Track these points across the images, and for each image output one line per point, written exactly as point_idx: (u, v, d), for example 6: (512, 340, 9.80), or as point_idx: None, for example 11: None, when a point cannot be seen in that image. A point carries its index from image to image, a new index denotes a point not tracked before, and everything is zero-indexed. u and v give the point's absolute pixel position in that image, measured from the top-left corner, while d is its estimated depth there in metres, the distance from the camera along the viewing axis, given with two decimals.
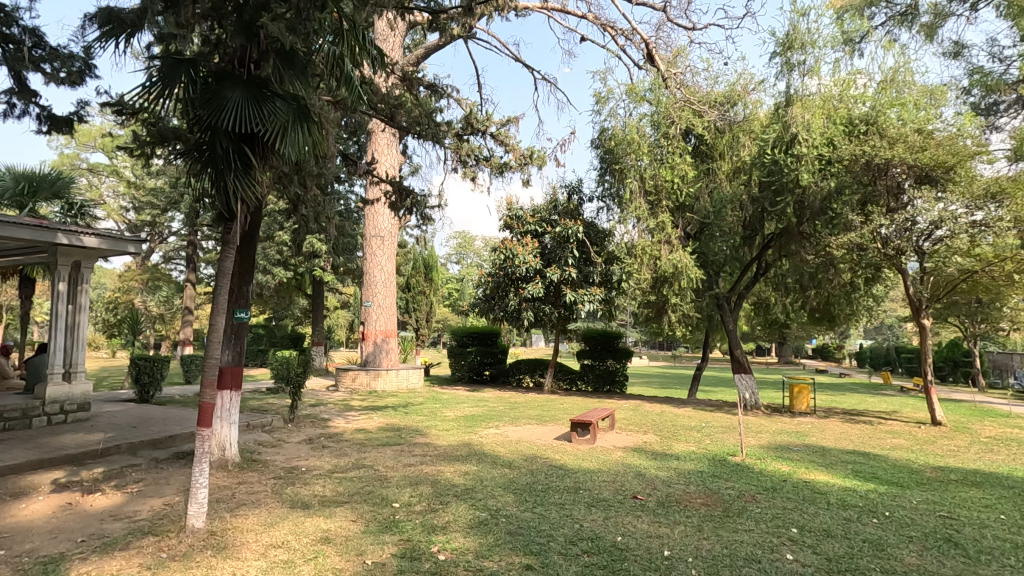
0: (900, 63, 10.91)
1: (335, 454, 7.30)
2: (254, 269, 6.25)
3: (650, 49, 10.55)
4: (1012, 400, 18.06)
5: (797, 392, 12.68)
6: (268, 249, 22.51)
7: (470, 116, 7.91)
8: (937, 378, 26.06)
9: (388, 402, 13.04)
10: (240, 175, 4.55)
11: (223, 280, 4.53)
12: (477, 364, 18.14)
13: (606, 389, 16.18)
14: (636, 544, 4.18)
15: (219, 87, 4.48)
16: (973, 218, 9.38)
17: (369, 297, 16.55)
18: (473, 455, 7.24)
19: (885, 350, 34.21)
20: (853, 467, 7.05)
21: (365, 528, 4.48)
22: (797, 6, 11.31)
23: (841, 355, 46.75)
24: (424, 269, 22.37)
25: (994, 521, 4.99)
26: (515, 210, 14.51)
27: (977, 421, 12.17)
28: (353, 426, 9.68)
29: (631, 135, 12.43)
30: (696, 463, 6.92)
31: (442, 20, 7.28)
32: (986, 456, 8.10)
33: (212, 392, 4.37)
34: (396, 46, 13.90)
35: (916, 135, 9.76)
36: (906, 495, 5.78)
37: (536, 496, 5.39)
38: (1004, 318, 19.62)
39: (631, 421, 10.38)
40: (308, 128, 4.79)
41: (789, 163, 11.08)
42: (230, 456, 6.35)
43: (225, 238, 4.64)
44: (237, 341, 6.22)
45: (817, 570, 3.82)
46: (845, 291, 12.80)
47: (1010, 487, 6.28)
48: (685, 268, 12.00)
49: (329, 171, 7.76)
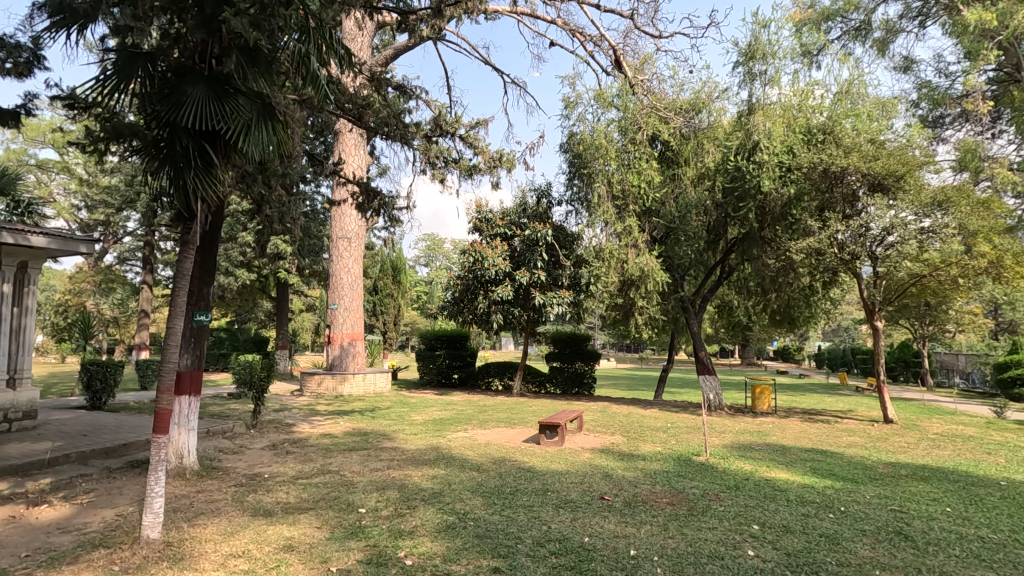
0: (854, 75, 11.38)
1: (300, 460, 7.15)
2: (215, 270, 6.06)
3: (618, 56, 10.75)
4: (959, 399, 18.90)
5: (758, 393, 13.01)
6: (231, 250, 21.94)
7: (439, 117, 7.91)
8: (889, 378, 27.21)
9: (354, 407, 12.85)
10: (201, 173, 4.42)
11: (182, 282, 4.38)
12: (445, 367, 18.02)
13: (575, 391, 16.33)
14: (603, 544, 4.21)
15: (178, 82, 4.35)
16: (921, 225, 9.90)
17: (335, 299, 16.25)
18: (441, 459, 7.19)
19: (842, 351, 35.66)
20: (810, 464, 7.30)
21: (330, 535, 4.39)
22: (759, 18, 11.71)
23: (801, 355, 48.37)
24: (392, 271, 22.19)
25: (940, 514, 5.23)
26: (484, 212, 14.51)
27: (927, 419, 12.69)
28: (319, 431, 9.48)
29: (599, 140, 12.61)
30: (661, 463, 7.04)
31: (411, 21, 7.20)
32: (933, 452, 8.48)
33: (169, 398, 4.21)
34: (364, 46, 13.79)
35: (869, 145, 10.26)
36: (860, 491, 6.01)
37: (503, 499, 5.38)
38: (951, 320, 20.71)
39: (600, 422, 10.56)
40: (272, 127, 4.70)
41: (751, 170, 11.37)
42: (189, 464, 6.14)
43: (185, 238, 4.49)
44: (196, 344, 6.03)
45: (777, 565, 3.92)
46: (804, 295, 13.12)
47: (956, 480, 6.60)
48: (652, 271, 12.17)
49: (294, 171, 7.62)
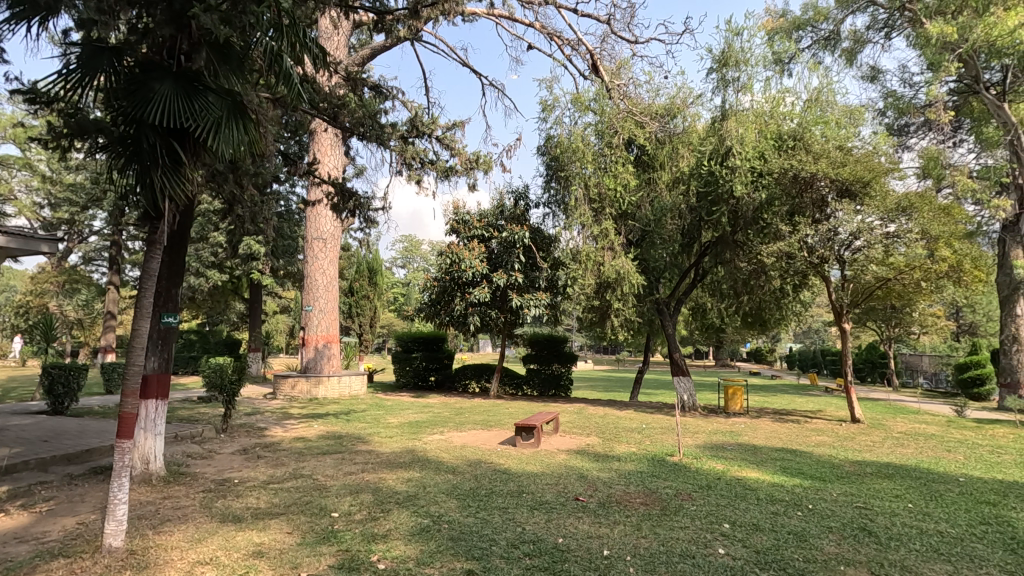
0: (824, 84, 11.68)
1: (272, 464, 7.03)
2: (184, 271, 5.90)
3: (595, 60, 10.86)
4: (923, 399, 19.54)
5: (731, 393, 13.26)
6: (202, 250, 21.50)
7: (416, 118, 7.89)
8: (857, 378, 27.98)
9: (329, 410, 12.67)
10: (169, 171, 4.31)
11: (149, 282, 4.28)
12: (422, 369, 17.89)
13: (552, 393, 16.39)
14: (577, 545, 4.24)
15: (145, 78, 4.24)
16: (886, 229, 10.23)
17: (310, 301, 16.00)
18: (416, 461, 7.14)
19: (812, 353, 36.57)
20: (780, 464, 7.44)
21: (301, 540, 4.32)
22: (731, 25, 11.93)
23: (773, 357, 49.36)
24: (368, 273, 22.00)
25: (903, 510, 5.39)
26: (461, 214, 14.49)
27: (891, 418, 13.08)
28: (292, 434, 9.34)
29: (576, 143, 12.70)
30: (636, 464, 7.12)
31: (387, 21, 7.16)
32: (898, 450, 8.73)
33: (134, 401, 4.11)
34: (339, 45, 13.70)
35: (837, 152, 10.57)
36: (828, 489, 6.15)
37: (478, 501, 5.37)
38: (915, 322, 21.46)
39: (576, 424, 10.60)
40: (244, 125, 4.61)
41: (724, 174, 11.58)
42: (156, 470, 5.97)
43: (151, 238, 4.38)
44: (164, 346, 5.85)
45: (746, 562, 4.00)
46: (774, 297, 13.33)
47: (918, 477, 6.81)
48: (627, 274, 12.29)
49: (267, 171, 7.48)
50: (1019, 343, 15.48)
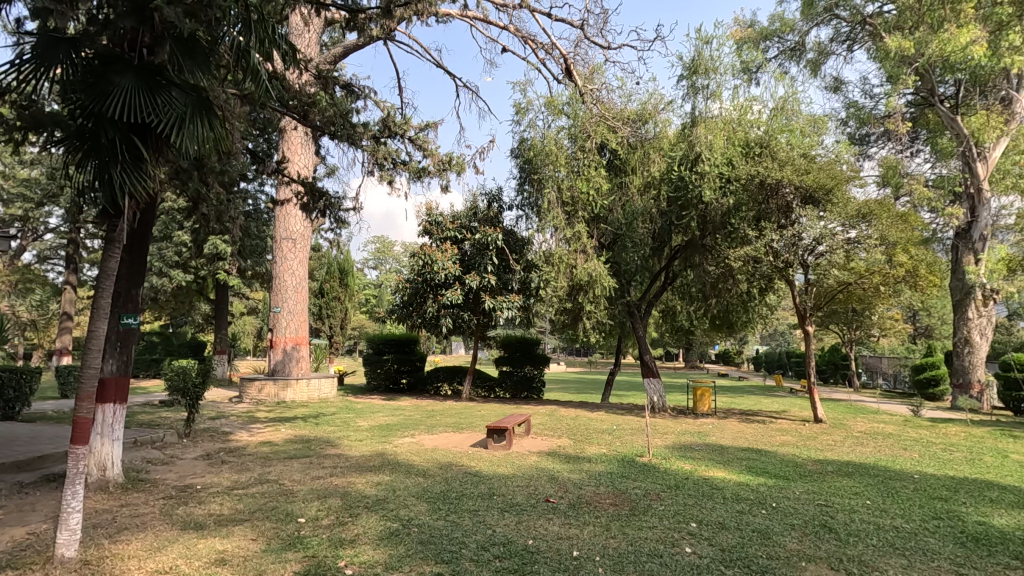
0: (789, 93, 12.00)
1: (236, 469, 6.85)
2: (145, 271, 5.70)
3: (569, 64, 10.90)
4: (881, 399, 20.26)
5: (699, 395, 13.52)
6: (165, 250, 20.86)
7: (388, 118, 7.82)
8: (820, 379, 28.84)
9: (297, 413, 12.43)
10: (129, 168, 4.16)
11: (107, 282, 4.13)
12: (393, 372, 17.70)
13: (524, 396, 16.41)
14: (546, 546, 4.26)
15: (104, 70, 4.08)
16: (848, 235, 10.62)
17: (278, 302, 15.66)
18: (386, 465, 7.06)
19: (777, 354, 37.57)
20: (746, 464, 7.58)
21: (266, 546, 4.23)
22: (701, 34, 12.19)
23: (740, 359, 50.48)
24: (339, 274, 21.67)
25: (862, 507, 5.57)
26: (434, 215, 14.40)
27: (852, 418, 13.51)
28: (257, 439, 9.11)
29: (549, 147, 12.74)
30: (606, 465, 7.18)
31: (359, 20, 7.10)
32: (858, 448, 9.03)
33: (90, 406, 3.95)
34: (311, 43, 13.51)
35: (801, 159, 10.88)
36: (791, 487, 6.32)
37: (449, 504, 5.34)
38: (874, 325, 22.25)
39: (548, 426, 10.62)
40: (209, 122, 4.48)
41: (693, 180, 11.81)
42: (113, 477, 5.77)
43: (110, 236, 4.24)
44: (123, 349, 5.66)
45: (711, 561, 4.07)
46: (742, 300, 13.62)
47: (876, 475, 7.05)
48: (599, 277, 12.39)
49: (233, 169, 7.30)
50: (971, 345, 16.08)
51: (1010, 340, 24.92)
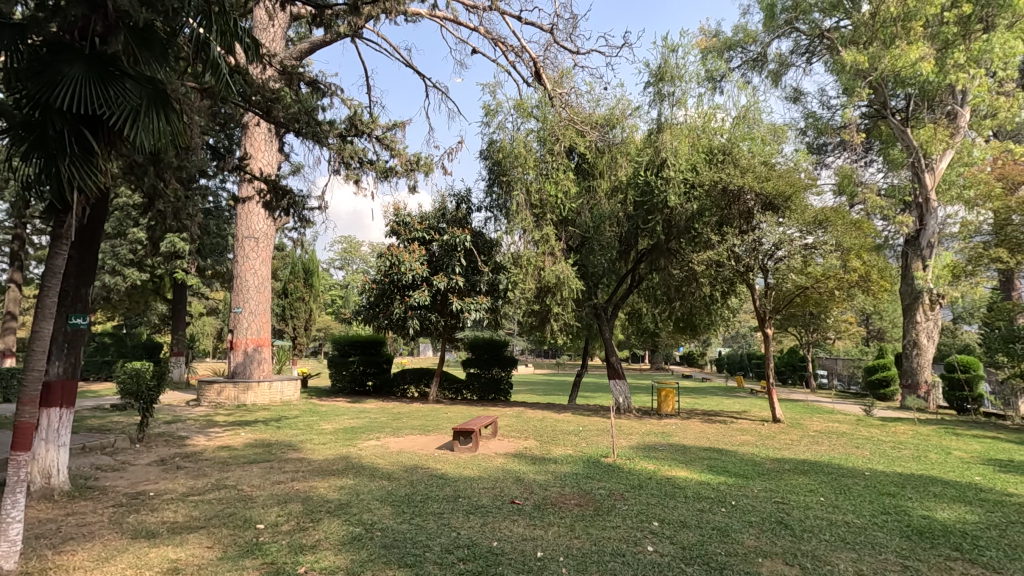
0: (751, 102, 12.35)
1: (192, 475, 6.63)
2: (95, 269, 5.46)
3: (538, 67, 10.96)
4: (836, 399, 21.06)
5: (663, 396, 13.76)
6: (119, 247, 20.02)
7: (354, 117, 7.71)
8: (780, 380, 29.78)
9: (258, 416, 12.11)
10: (78, 161, 3.99)
11: (53, 280, 3.95)
12: (359, 374, 17.43)
13: (491, 398, 16.39)
14: (511, 547, 4.27)
15: (53, 59, 3.91)
16: (805, 241, 10.93)
17: (239, 302, 15.23)
18: (350, 468, 6.93)
19: (739, 355, 38.59)
20: (707, 463, 7.73)
21: (222, 554, 4.11)
22: (668, 42, 12.43)
23: (704, 360, 51.64)
24: (304, 274, 21.23)
25: (816, 503, 5.77)
26: (402, 215, 14.26)
27: (808, 417, 13.96)
28: (215, 443, 8.83)
29: (518, 149, 12.77)
30: (572, 466, 7.22)
31: (327, 16, 7.00)
32: (813, 447, 9.34)
33: (32, 411, 3.76)
34: (276, 38, 13.19)
35: (762, 167, 11.22)
36: (750, 485, 6.49)
37: (413, 507, 5.29)
38: (830, 327, 23.14)
39: (514, 428, 10.61)
40: (166, 115, 4.33)
41: (659, 185, 12.02)
42: (58, 484, 5.51)
43: (57, 232, 4.05)
44: (71, 351, 5.37)
45: (672, 559, 4.14)
46: (705, 303, 13.91)
47: (830, 473, 7.31)
48: (567, 279, 12.46)
49: (192, 165, 7.06)
50: (919, 347, 16.86)
51: (955, 343, 26.23)
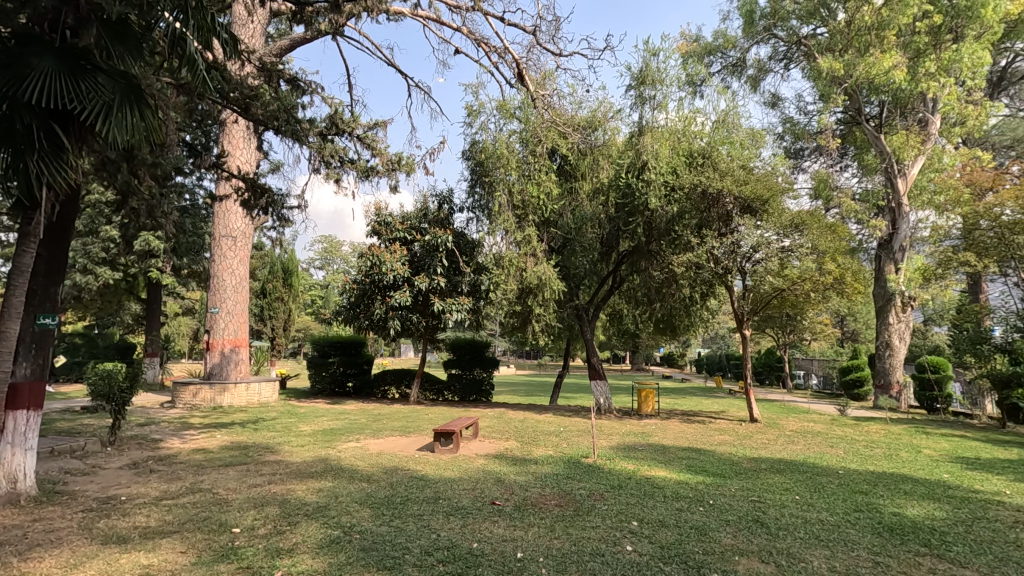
0: (730, 107, 12.53)
1: (166, 479, 6.48)
2: (65, 268, 5.30)
3: (521, 69, 10.97)
4: (811, 399, 21.50)
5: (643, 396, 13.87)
6: (91, 245, 19.52)
7: (335, 115, 7.62)
8: (757, 380, 30.26)
9: (235, 418, 11.91)
10: (48, 158, 3.89)
11: (21, 278, 4.64)
12: (339, 375, 17.25)
13: (473, 398, 16.35)
14: (491, 549, 4.26)
15: (21, 52, 3.79)
16: (782, 244, 11.14)
17: (216, 302, 14.98)
18: (328, 471, 6.85)
19: (718, 356, 39.13)
20: (686, 463, 7.81)
21: (196, 559, 4.03)
22: (649, 46, 12.54)
23: (683, 360, 52.27)
24: (282, 274, 20.93)
25: (792, 502, 5.87)
26: (383, 215, 14.17)
27: (784, 417, 14.20)
28: (190, 446, 8.66)
29: (501, 150, 12.78)
30: (552, 467, 7.23)
31: (307, 13, 6.93)
32: (789, 447, 9.50)
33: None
34: (256, 34, 12.99)
35: (740, 170, 11.37)
36: (727, 484, 6.58)
37: (392, 509, 5.24)
38: (805, 329, 23.62)
39: (495, 429, 10.59)
40: (140, 111, 4.23)
41: (640, 188, 12.12)
42: (24, 489, 5.30)
43: (26, 231, 4.66)
44: (39, 351, 5.22)
45: (650, 558, 4.18)
46: (685, 304, 14.06)
47: (805, 472, 7.44)
48: (548, 280, 12.49)
49: (167, 162, 6.90)
50: (891, 349, 17.29)
51: (925, 343, 26.92)
